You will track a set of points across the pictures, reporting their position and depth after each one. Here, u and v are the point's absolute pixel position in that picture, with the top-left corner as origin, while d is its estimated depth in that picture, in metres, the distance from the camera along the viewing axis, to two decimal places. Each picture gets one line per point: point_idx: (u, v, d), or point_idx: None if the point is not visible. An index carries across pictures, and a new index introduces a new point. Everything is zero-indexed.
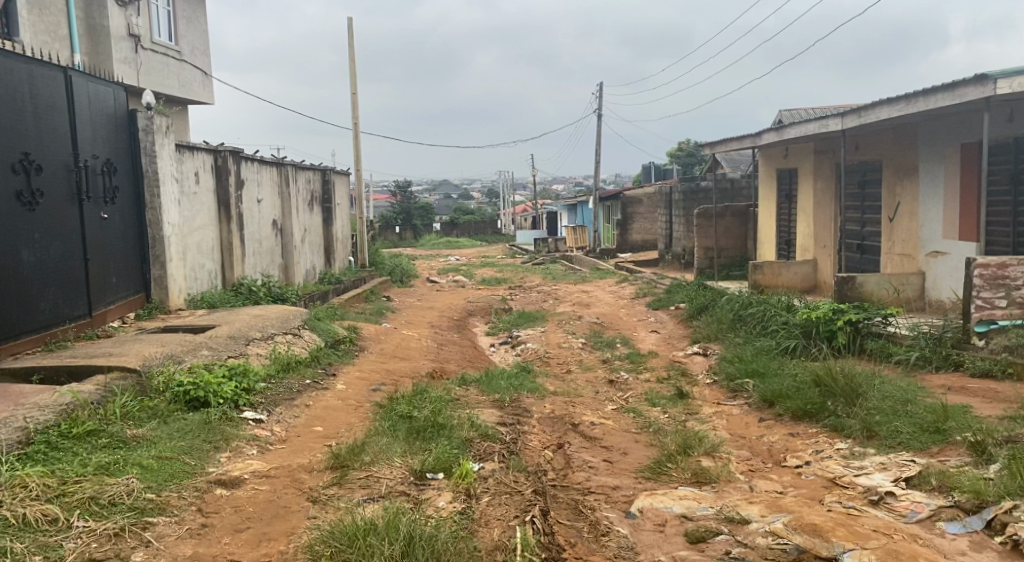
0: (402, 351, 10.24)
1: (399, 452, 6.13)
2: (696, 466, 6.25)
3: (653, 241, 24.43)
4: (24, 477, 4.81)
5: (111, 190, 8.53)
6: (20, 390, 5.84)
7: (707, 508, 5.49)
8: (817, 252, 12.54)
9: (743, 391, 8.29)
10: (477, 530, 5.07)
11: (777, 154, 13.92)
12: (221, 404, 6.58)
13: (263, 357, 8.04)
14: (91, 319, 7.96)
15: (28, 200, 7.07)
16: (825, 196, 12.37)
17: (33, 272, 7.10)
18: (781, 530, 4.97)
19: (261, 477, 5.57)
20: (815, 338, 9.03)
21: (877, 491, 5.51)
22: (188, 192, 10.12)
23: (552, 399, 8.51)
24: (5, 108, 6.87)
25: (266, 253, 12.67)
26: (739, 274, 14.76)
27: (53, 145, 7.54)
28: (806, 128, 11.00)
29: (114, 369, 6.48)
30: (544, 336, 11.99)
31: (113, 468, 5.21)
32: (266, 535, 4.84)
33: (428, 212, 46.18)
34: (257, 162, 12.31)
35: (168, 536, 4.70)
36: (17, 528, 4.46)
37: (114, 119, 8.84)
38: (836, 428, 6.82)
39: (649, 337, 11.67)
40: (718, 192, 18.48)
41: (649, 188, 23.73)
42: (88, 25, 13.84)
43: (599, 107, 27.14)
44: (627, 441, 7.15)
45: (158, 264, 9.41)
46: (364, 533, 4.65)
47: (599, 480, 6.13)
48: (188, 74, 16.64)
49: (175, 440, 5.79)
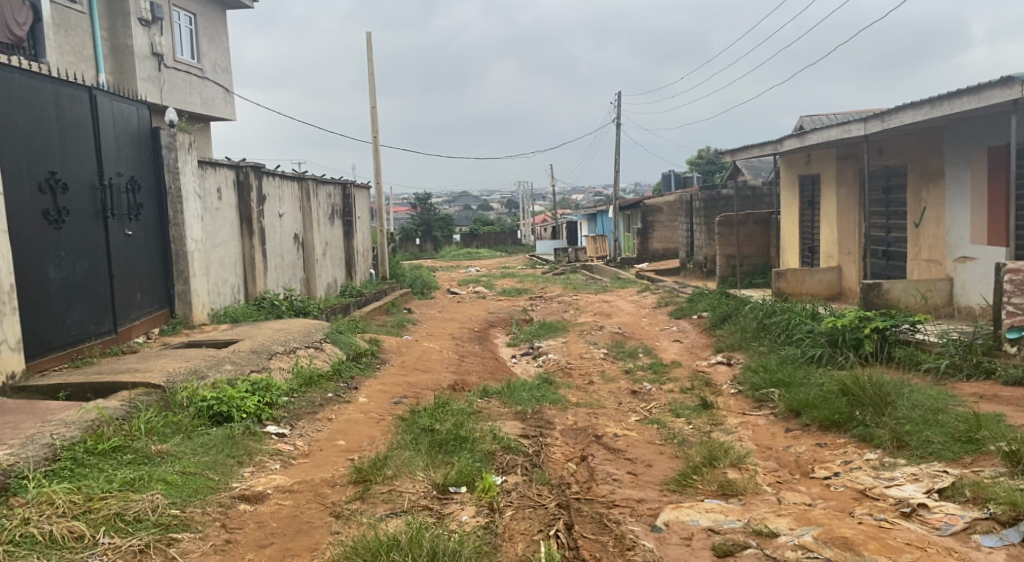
0: (423, 363, 10.22)
1: (421, 465, 6.10)
2: (722, 477, 6.17)
3: (674, 250, 24.21)
4: (51, 494, 4.84)
5: (135, 207, 8.61)
6: (47, 406, 5.87)
7: (734, 520, 5.41)
8: (841, 258, 12.39)
9: (768, 401, 8.20)
10: (501, 545, 5.02)
11: (799, 160, 13.75)
12: (245, 418, 6.61)
13: (286, 371, 8.08)
14: (117, 335, 8.02)
15: (55, 218, 7.14)
16: (849, 202, 12.21)
17: (60, 289, 7.17)
18: (811, 543, 4.88)
19: (283, 492, 5.55)
20: (841, 347, 8.87)
21: (909, 503, 5.41)
22: (210, 208, 10.19)
23: (575, 410, 8.45)
24: (31, 128, 6.93)
25: (288, 267, 12.73)
26: (761, 282, 14.65)
27: (79, 164, 7.61)
28: (826, 134, 10.90)
29: (139, 385, 6.49)
30: (565, 346, 11.95)
31: (138, 484, 5.22)
32: (290, 551, 4.82)
33: (448, 223, 46.73)
34: (278, 177, 12.40)
35: (192, 553, 4.68)
36: (44, 545, 4.49)
37: (137, 136, 8.92)
38: (865, 438, 6.71)
39: (672, 346, 11.62)
40: (739, 199, 18.36)
41: (670, 195, 23.55)
42: (113, 45, 14.08)
43: (617, 117, 27.13)
44: (650, 452, 7.08)
45: (182, 279, 9.46)
46: (386, 549, 4.63)
47: (623, 493, 6.06)
48: (209, 91, 16.80)
49: (199, 455, 5.80)
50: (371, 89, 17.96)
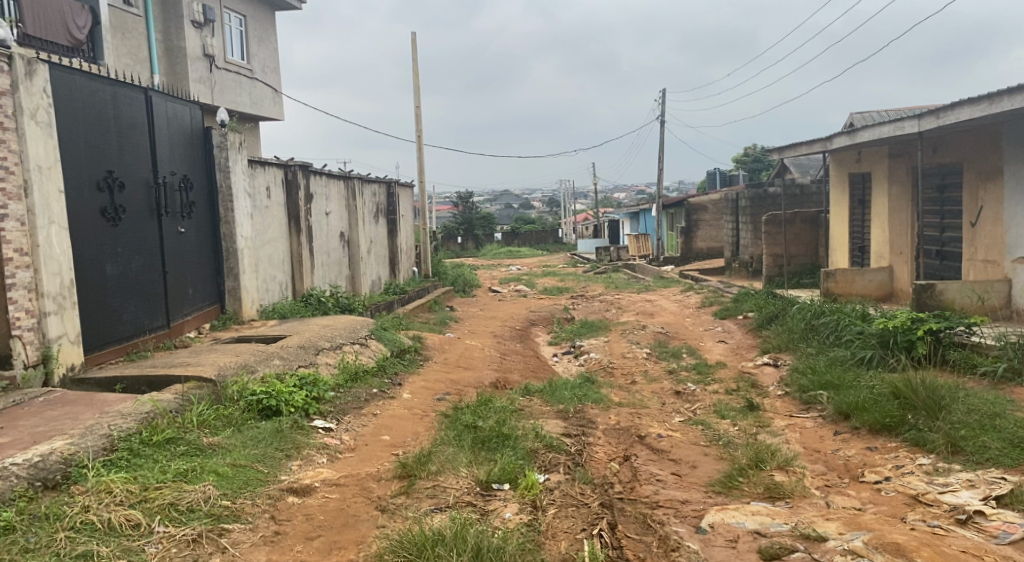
0: (466, 361, 10.28)
1: (465, 462, 6.14)
2: (770, 480, 6.10)
3: (718, 249, 23.94)
4: (110, 483, 4.98)
5: (188, 205, 8.79)
6: (104, 398, 6.03)
7: (781, 524, 5.34)
8: (893, 257, 12.14)
9: (816, 404, 8.07)
10: (544, 543, 5.03)
11: (849, 158, 13.49)
12: (293, 412, 6.71)
13: (332, 366, 8.20)
14: (169, 330, 8.20)
15: (112, 216, 7.32)
16: (902, 200, 11.96)
17: (117, 285, 7.36)
18: (861, 549, 4.81)
19: (331, 485, 5.63)
20: (893, 348, 8.69)
21: (964, 510, 5.30)
22: (260, 207, 10.36)
23: (618, 410, 8.41)
24: (91, 129, 7.12)
25: (334, 264, 12.89)
26: (808, 282, 14.44)
27: (135, 162, 7.80)
28: (879, 130, 10.65)
29: (191, 378, 6.63)
30: (607, 346, 11.90)
31: (191, 474, 5.34)
32: (337, 544, 4.89)
33: (490, 222, 46.88)
34: (325, 176, 12.57)
35: (243, 543, 4.77)
36: (103, 532, 4.61)
37: (190, 137, 9.10)
38: (918, 442, 6.58)
39: (716, 346, 11.50)
40: (786, 197, 18.11)
41: (715, 194, 23.31)
42: (167, 47, 14.38)
43: (661, 116, 26.96)
44: (695, 453, 7.02)
45: (232, 275, 9.64)
46: (432, 543, 4.69)
47: (667, 494, 6.03)
48: (259, 91, 17.08)
49: (250, 448, 5.91)
50: (416, 88, 18.10)
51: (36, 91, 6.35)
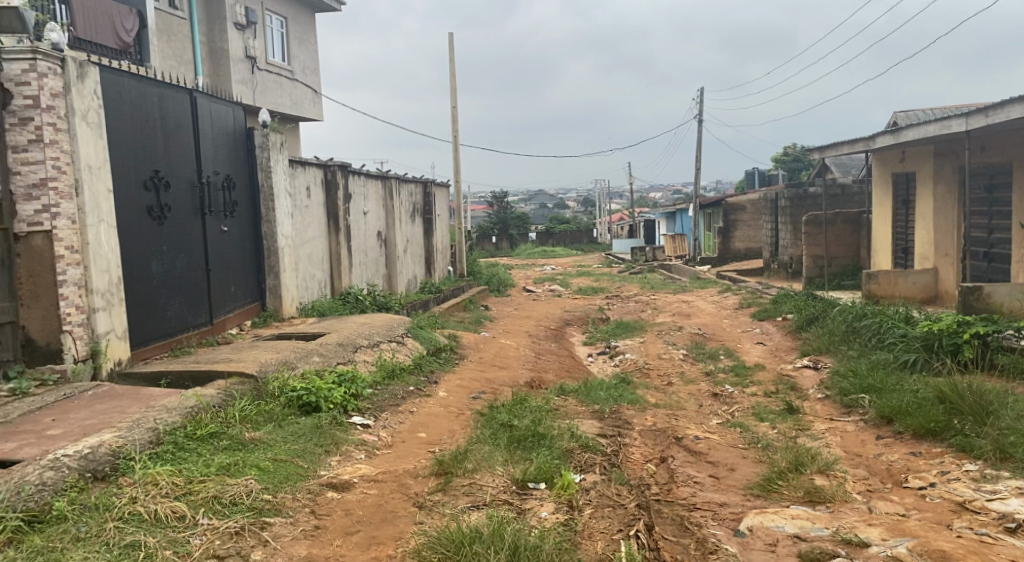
0: (501, 360, 10.29)
1: (501, 460, 6.15)
2: (810, 484, 6.02)
3: (757, 249, 23.67)
4: (156, 475, 5.07)
5: (230, 205, 8.93)
6: (150, 393, 6.14)
7: (822, 528, 5.28)
8: (937, 259, 11.92)
9: (858, 407, 7.94)
10: (580, 542, 5.03)
11: (892, 157, 13.28)
12: (332, 409, 6.77)
13: (370, 364, 8.26)
14: (212, 326, 8.33)
15: (158, 214, 7.46)
16: (948, 200, 11.73)
17: (162, 282, 7.49)
18: (905, 556, 4.74)
19: (369, 481, 5.68)
20: (938, 352, 8.55)
21: (1013, 519, 5.19)
22: (300, 206, 10.48)
23: (654, 411, 8.37)
24: (138, 130, 7.26)
25: (371, 263, 12.99)
26: (849, 284, 14.22)
27: (181, 162, 7.94)
28: (925, 130, 10.47)
29: (234, 374, 6.73)
30: (643, 346, 11.84)
31: (233, 468, 5.42)
32: (375, 539, 4.93)
33: (525, 222, 46.94)
34: (363, 176, 12.68)
35: (284, 537, 4.83)
36: (149, 523, 4.69)
37: (233, 137, 9.24)
38: (964, 448, 6.46)
39: (755, 348, 11.38)
40: (827, 198, 17.85)
41: (754, 194, 23.06)
42: (210, 49, 14.59)
43: (699, 114, 26.76)
44: (733, 456, 6.96)
45: (273, 273, 9.77)
46: (470, 540, 4.71)
47: (705, 496, 5.99)
48: (299, 92, 17.28)
49: (290, 443, 5.99)
50: (454, 88, 18.18)
51: (87, 93, 6.48)
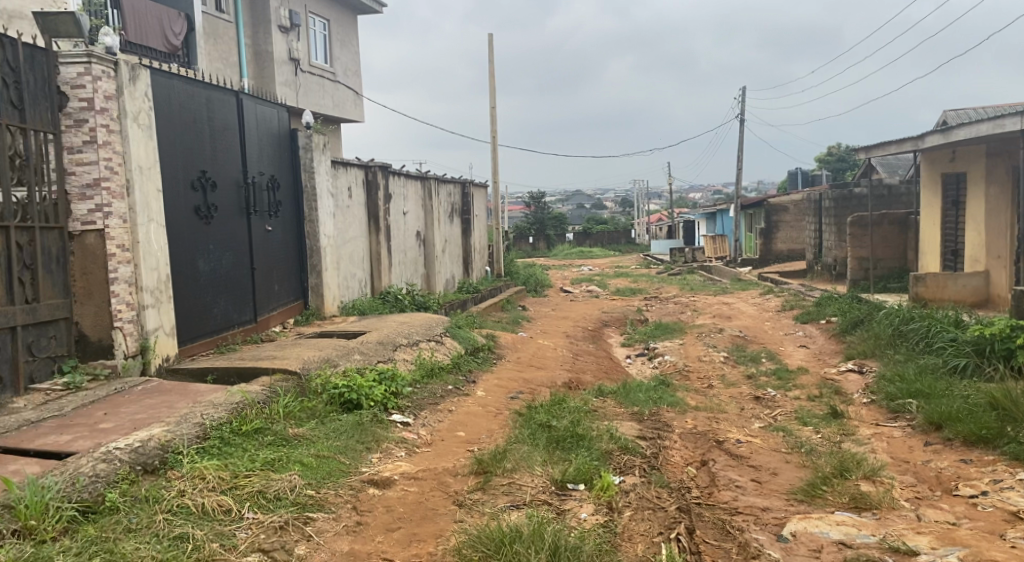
0: (539, 360, 10.28)
1: (539, 461, 6.13)
2: (855, 490, 5.91)
3: (799, 251, 23.34)
4: (202, 470, 5.15)
5: (275, 204, 9.05)
6: (196, 389, 6.24)
7: (869, 535, 5.18)
8: (989, 261, 11.62)
9: (905, 413, 7.79)
10: (620, 544, 4.99)
11: (942, 157, 12.99)
12: (373, 406, 6.82)
13: (410, 362, 8.31)
14: (256, 324, 8.45)
15: (205, 214, 7.59)
16: (1001, 201, 11.44)
17: (208, 280, 7.62)
18: None
19: (409, 479, 5.70)
20: (989, 357, 8.32)
21: None
22: (342, 206, 10.58)
23: (694, 414, 8.29)
24: (187, 131, 7.39)
25: (410, 263, 13.06)
26: (895, 286, 13.95)
27: (227, 163, 8.06)
28: (975, 129, 10.23)
29: (278, 371, 6.81)
30: (683, 348, 11.73)
31: (277, 464, 5.49)
32: (415, 536, 4.95)
33: (562, 222, 46.88)
34: (404, 177, 12.76)
35: (327, 532, 4.87)
36: (197, 516, 4.77)
37: (278, 138, 9.36)
38: (1017, 457, 6.29)
39: (797, 351, 11.21)
40: (873, 199, 17.53)
41: (796, 194, 22.74)
42: (255, 51, 14.80)
43: (740, 114, 26.48)
44: (775, 460, 6.86)
45: (316, 272, 9.88)
46: (510, 540, 4.70)
47: (747, 500, 5.91)
48: (341, 94, 17.44)
49: (332, 440, 6.04)
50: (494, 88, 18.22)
51: (138, 95, 6.61)
